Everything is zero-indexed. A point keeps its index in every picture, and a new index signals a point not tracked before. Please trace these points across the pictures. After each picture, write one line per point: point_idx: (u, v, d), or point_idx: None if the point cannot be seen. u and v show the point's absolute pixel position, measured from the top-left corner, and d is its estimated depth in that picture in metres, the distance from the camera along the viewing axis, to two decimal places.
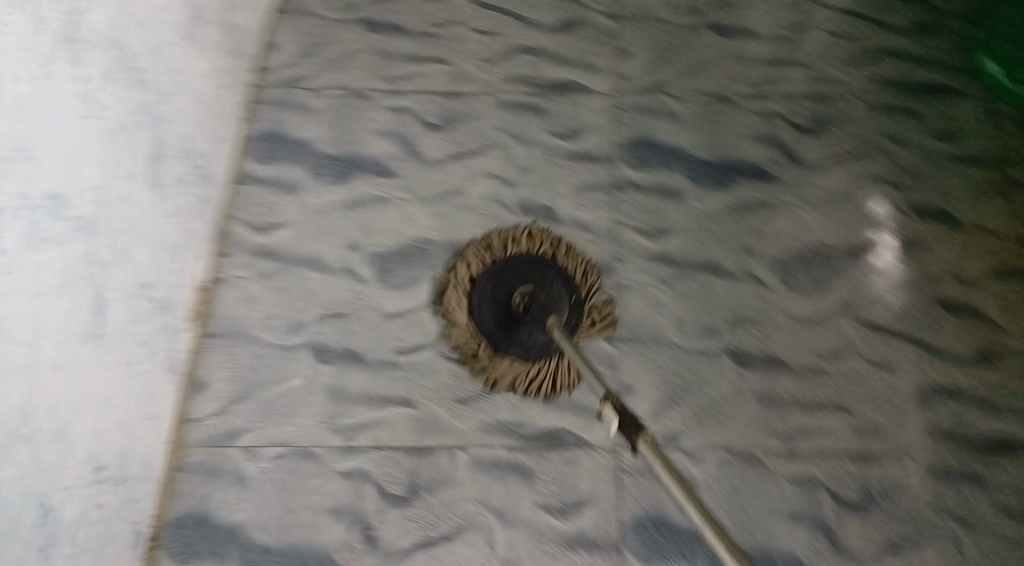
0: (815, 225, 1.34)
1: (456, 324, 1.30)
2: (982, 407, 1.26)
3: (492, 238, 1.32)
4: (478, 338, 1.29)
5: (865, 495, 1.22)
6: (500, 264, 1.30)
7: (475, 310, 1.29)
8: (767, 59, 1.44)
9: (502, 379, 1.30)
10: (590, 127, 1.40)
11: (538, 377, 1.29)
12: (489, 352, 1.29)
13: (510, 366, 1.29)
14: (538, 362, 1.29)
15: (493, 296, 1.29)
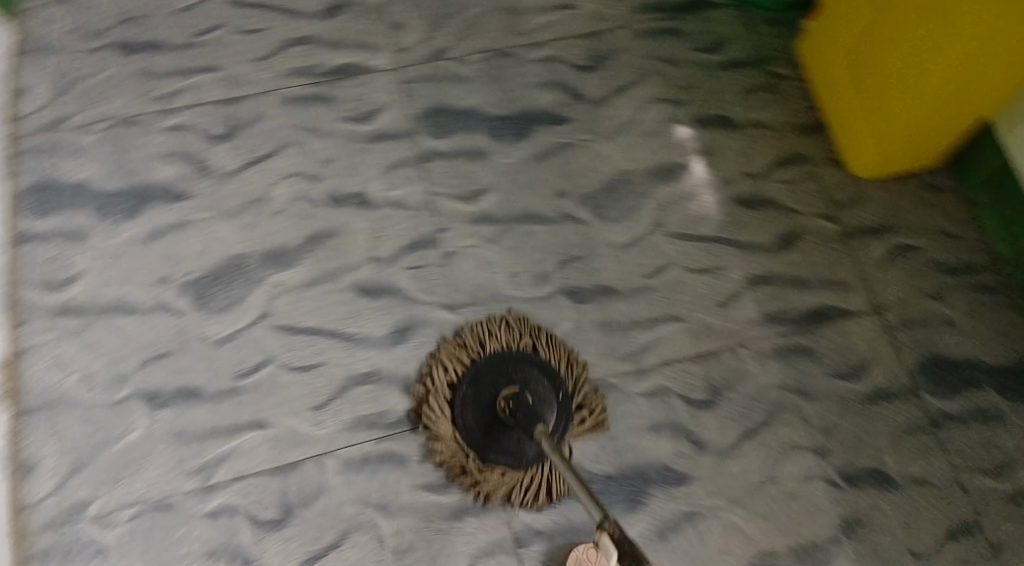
0: (617, 153, 1.39)
1: (438, 436, 1.24)
2: (794, 285, 1.32)
3: (471, 337, 1.27)
4: (464, 447, 1.23)
5: (711, 392, 1.27)
6: (478, 367, 1.25)
7: (459, 415, 1.24)
8: (533, 8, 1.48)
9: (494, 490, 1.23)
10: (383, 106, 1.42)
11: (531, 486, 1.23)
12: (476, 462, 1.23)
13: (501, 475, 1.23)
14: (529, 469, 1.23)
15: (477, 399, 1.23)
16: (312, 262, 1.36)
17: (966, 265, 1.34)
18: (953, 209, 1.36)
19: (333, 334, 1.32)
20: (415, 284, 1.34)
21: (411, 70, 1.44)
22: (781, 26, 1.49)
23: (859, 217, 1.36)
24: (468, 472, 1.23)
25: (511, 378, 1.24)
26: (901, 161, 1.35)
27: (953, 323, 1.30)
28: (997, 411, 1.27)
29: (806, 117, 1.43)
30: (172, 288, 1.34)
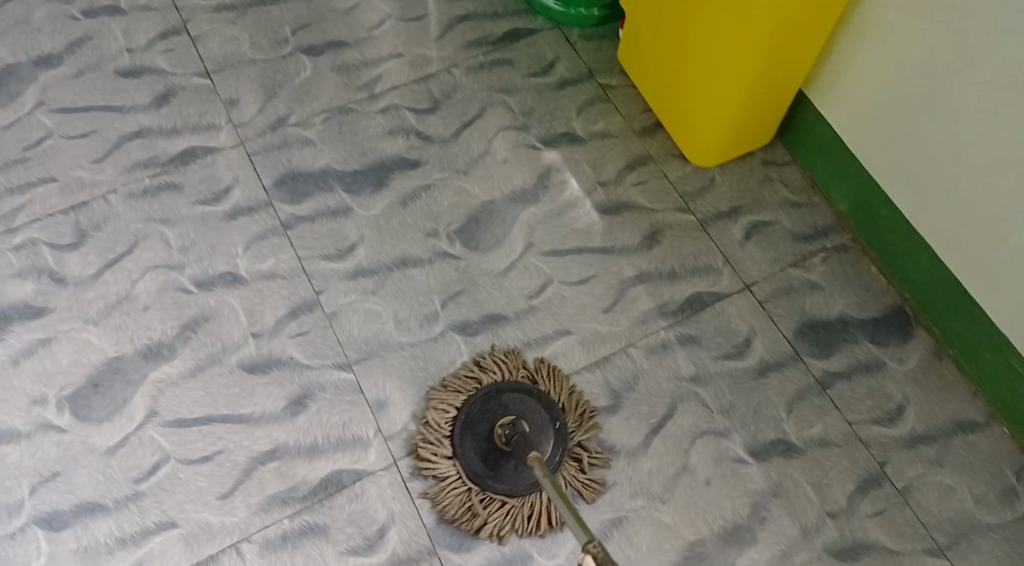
0: (476, 185, 1.42)
1: (439, 475, 1.23)
2: (667, 278, 1.36)
3: (465, 374, 1.28)
4: (465, 482, 1.22)
5: (613, 396, 1.29)
6: (476, 399, 1.26)
7: (458, 449, 1.23)
8: (362, 61, 1.51)
9: (497, 524, 1.21)
10: (232, 182, 1.43)
11: (533, 516, 1.21)
12: (478, 495, 1.22)
13: (501, 507, 1.21)
14: (528, 498, 1.22)
15: (475, 432, 1.24)
16: (191, 351, 1.33)
17: (817, 229, 1.41)
18: (793, 179, 1.44)
19: (228, 418, 1.29)
20: (303, 351, 1.32)
21: (252, 143, 1.46)
22: (599, 39, 1.54)
23: (712, 203, 1.42)
24: (469, 508, 1.22)
25: (509, 409, 1.25)
26: (734, 144, 1.42)
27: (818, 286, 1.37)
28: (877, 361, 1.32)
29: (644, 120, 1.48)
30: (50, 407, 1.29)
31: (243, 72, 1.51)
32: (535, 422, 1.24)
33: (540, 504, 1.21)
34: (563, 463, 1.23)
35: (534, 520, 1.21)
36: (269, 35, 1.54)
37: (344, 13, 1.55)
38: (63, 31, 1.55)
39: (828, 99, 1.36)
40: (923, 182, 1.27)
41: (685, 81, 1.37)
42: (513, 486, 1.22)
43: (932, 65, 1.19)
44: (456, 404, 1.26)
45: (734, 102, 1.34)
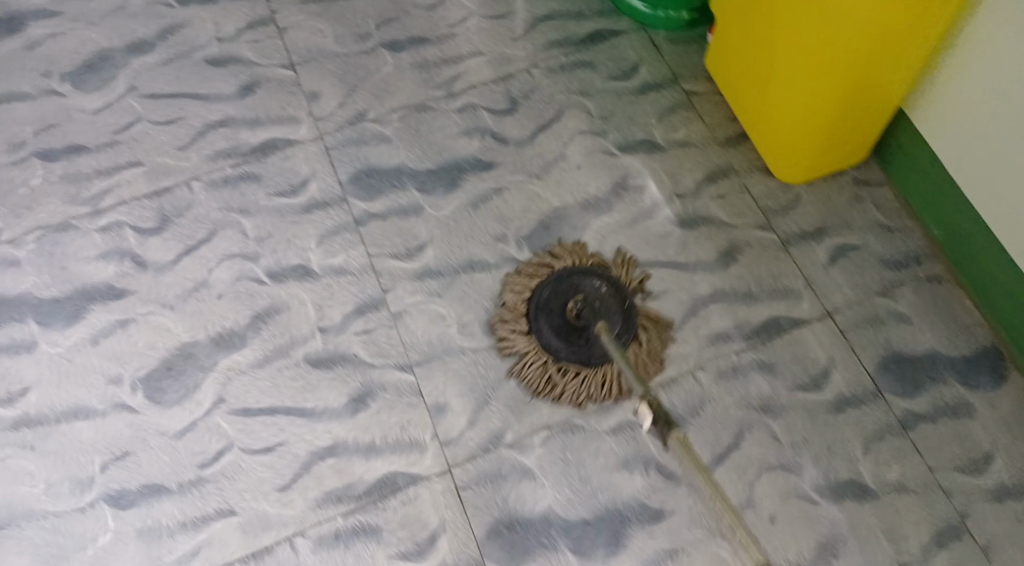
0: (549, 191, 1.40)
1: (517, 348, 1.29)
2: (742, 299, 1.31)
3: (538, 261, 1.34)
4: (541, 353, 1.28)
5: (677, 419, 1.25)
6: (550, 281, 1.32)
7: (534, 326, 1.30)
8: (442, 58, 1.51)
9: (574, 392, 1.27)
10: (310, 175, 1.44)
11: (606, 384, 1.27)
12: (555, 366, 1.27)
13: (576, 376, 1.27)
14: (603, 367, 1.27)
15: (549, 310, 1.30)
16: (261, 342, 1.34)
17: (908, 255, 1.33)
18: (885, 200, 1.37)
19: (291, 411, 1.29)
20: (367, 350, 1.32)
21: (331, 136, 1.47)
22: (686, 42, 1.51)
23: (796, 221, 1.36)
24: (547, 376, 1.27)
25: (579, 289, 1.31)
26: (825, 159, 1.36)
27: (906, 318, 1.29)
28: (966, 403, 1.24)
29: (728, 130, 1.44)
30: (124, 387, 1.33)
31: (324, 65, 1.53)
32: (605, 301, 1.30)
33: (612, 371, 1.27)
34: (634, 337, 1.28)
35: (609, 387, 1.26)
36: (352, 28, 1.55)
37: (427, 9, 1.56)
38: (156, 18, 1.60)
39: (930, 115, 1.28)
40: None
41: (777, 90, 1.31)
42: (586, 357, 1.28)
43: None
44: (530, 286, 1.32)
45: (822, 127, 1.30)
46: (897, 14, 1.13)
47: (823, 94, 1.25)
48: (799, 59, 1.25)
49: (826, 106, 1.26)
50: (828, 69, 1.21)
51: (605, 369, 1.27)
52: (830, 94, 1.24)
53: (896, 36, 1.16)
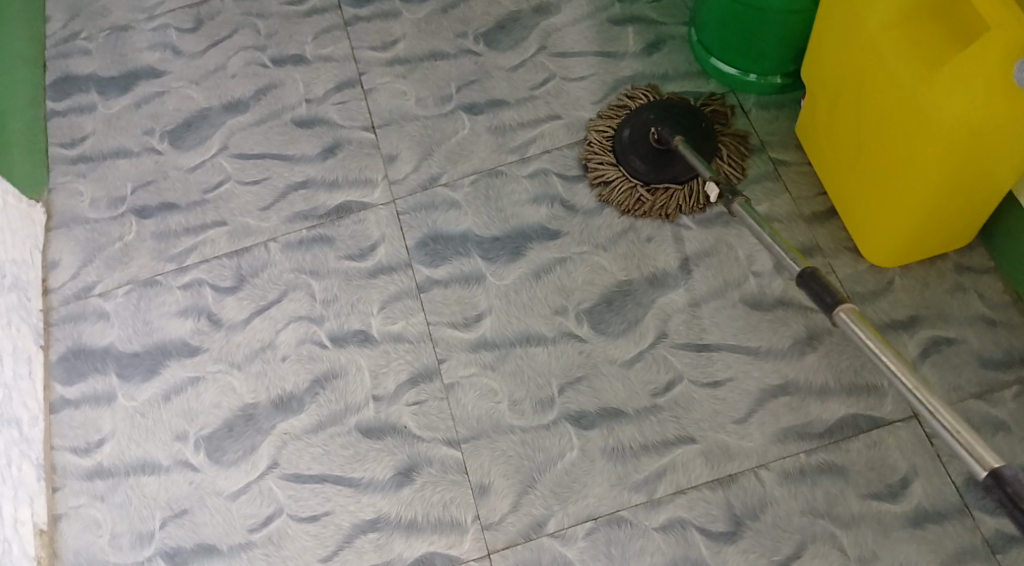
0: (614, 263, 1.34)
1: (608, 177, 1.38)
2: (817, 394, 1.21)
3: (618, 105, 1.43)
4: (630, 180, 1.37)
5: (731, 520, 1.16)
6: (629, 117, 1.40)
7: (621, 159, 1.37)
8: (521, 123, 1.47)
9: (665, 207, 1.35)
10: (379, 239, 1.43)
11: (693, 194, 1.34)
12: (645, 189, 1.36)
13: (665, 192, 1.35)
14: (689, 182, 1.35)
15: (632, 144, 1.37)
16: (317, 407, 1.33)
17: (1012, 354, 1.18)
18: (989, 289, 1.22)
19: (339, 480, 1.28)
20: (417, 422, 1.29)
21: (403, 201, 1.46)
22: (777, 108, 1.40)
23: (885, 309, 1.23)
24: (636, 199, 1.36)
25: (660, 118, 1.38)
26: (921, 245, 1.21)
27: (1004, 426, 1.14)
28: None
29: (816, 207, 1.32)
30: (188, 445, 1.35)
31: (407, 128, 1.52)
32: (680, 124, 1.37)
33: (697, 183, 1.34)
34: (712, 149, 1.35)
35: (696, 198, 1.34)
36: (436, 92, 1.54)
37: (509, 70, 1.52)
38: (252, 78, 1.62)
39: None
40: None
41: (870, 177, 1.18)
42: (672, 175, 1.35)
43: None
44: (614, 127, 1.41)
45: (915, 213, 1.15)
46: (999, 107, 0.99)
47: (920, 187, 1.11)
48: (893, 147, 1.12)
49: (918, 198, 1.12)
50: (921, 151, 1.08)
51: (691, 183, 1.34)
52: (929, 189, 1.11)
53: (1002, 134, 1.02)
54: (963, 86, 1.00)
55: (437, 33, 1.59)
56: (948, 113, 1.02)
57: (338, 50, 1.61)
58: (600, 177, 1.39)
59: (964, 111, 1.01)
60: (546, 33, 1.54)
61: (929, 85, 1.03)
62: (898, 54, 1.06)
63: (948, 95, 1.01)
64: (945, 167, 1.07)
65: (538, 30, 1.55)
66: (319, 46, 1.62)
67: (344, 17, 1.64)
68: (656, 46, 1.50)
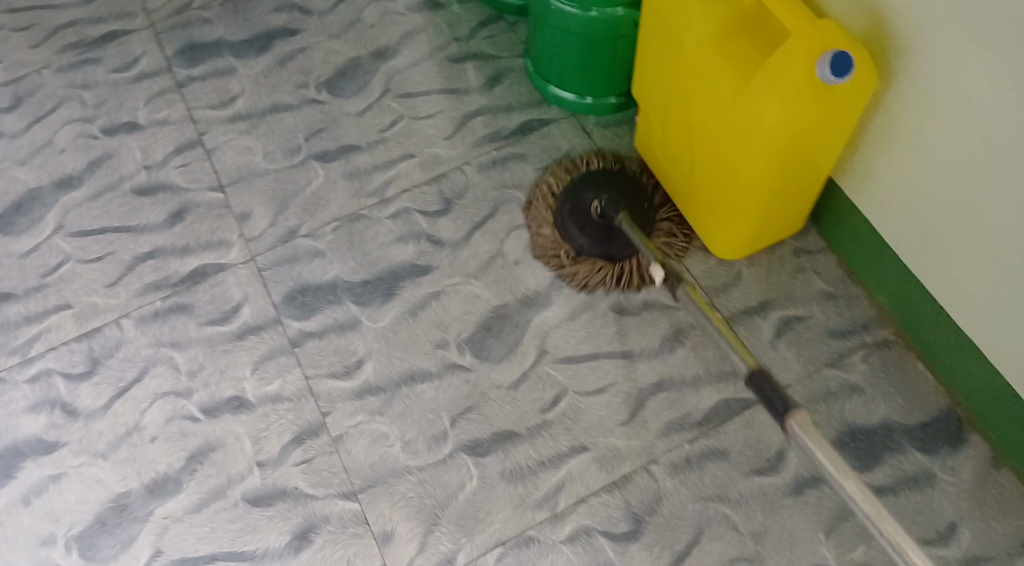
0: (486, 289, 1.34)
1: (540, 235, 1.35)
2: (690, 385, 1.25)
3: (574, 163, 1.40)
4: (564, 246, 1.33)
5: (631, 518, 1.18)
6: (578, 180, 1.36)
7: (559, 221, 1.34)
8: (373, 165, 1.44)
9: (589, 277, 1.32)
10: (242, 300, 1.39)
11: (622, 274, 1.32)
12: (572, 255, 1.33)
13: (593, 264, 1.32)
14: (622, 260, 1.31)
15: (574, 210, 1.34)
16: (196, 484, 1.29)
17: (854, 324, 1.24)
18: (827, 267, 1.28)
19: (231, 556, 1.24)
20: (307, 481, 1.28)
21: (262, 257, 1.41)
22: (616, 126, 1.44)
23: (738, 298, 1.28)
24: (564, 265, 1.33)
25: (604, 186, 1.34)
26: (760, 235, 1.27)
27: (858, 388, 1.20)
28: (926, 472, 1.15)
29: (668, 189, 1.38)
30: (57, 547, 1.27)
31: (255, 184, 1.46)
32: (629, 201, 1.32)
33: (630, 266, 1.31)
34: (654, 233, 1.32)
35: (623, 279, 1.32)
36: (282, 143, 1.48)
37: (355, 116, 1.48)
38: (83, 151, 1.52)
39: (865, 192, 1.19)
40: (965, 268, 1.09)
41: (705, 178, 1.24)
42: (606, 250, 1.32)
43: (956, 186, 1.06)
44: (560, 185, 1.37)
45: (751, 206, 1.21)
46: (808, 105, 1.07)
47: (753, 184, 1.18)
48: (716, 149, 1.19)
49: (755, 193, 1.19)
50: (749, 152, 1.14)
51: (623, 263, 1.31)
52: (750, 185, 1.18)
53: (816, 126, 1.11)
54: (757, 95, 1.08)
55: (277, 86, 1.53)
56: (759, 116, 1.09)
57: (173, 112, 1.54)
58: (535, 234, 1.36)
59: (779, 113, 1.08)
60: (387, 77, 1.52)
61: (744, 94, 1.10)
62: (712, 66, 1.13)
63: (755, 100, 1.08)
64: (773, 163, 1.15)
65: (381, 73, 1.52)
66: (154, 110, 1.54)
67: (176, 78, 1.57)
68: (497, 78, 1.50)
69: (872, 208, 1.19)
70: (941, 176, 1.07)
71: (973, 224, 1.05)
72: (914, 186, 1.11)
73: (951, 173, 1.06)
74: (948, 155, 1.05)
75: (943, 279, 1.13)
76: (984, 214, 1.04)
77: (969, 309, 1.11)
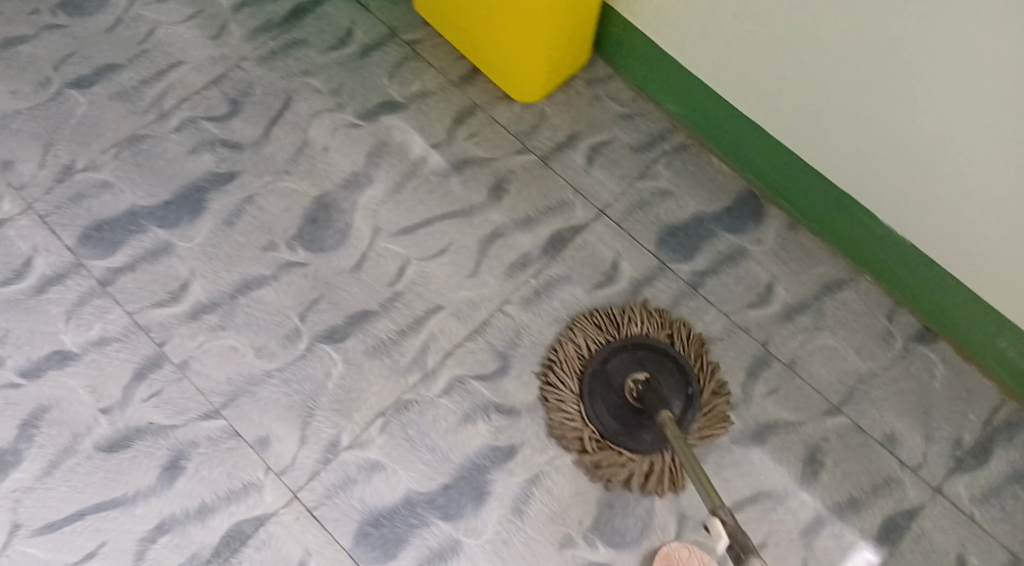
0: (299, 181, 1.32)
1: (558, 411, 1.21)
2: (522, 225, 1.30)
3: (603, 320, 1.24)
4: (587, 427, 1.20)
5: (498, 354, 1.25)
6: (610, 351, 1.22)
7: (585, 394, 1.21)
8: (142, 81, 1.36)
9: (611, 468, 1.19)
10: (32, 252, 1.28)
11: (653, 474, 1.19)
12: (598, 439, 1.19)
13: (622, 457, 1.19)
14: (652, 456, 1.19)
15: (606, 384, 1.21)
16: (39, 450, 1.20)
17: (651, 136, 1.36)
18: (618, 91, 1.39)
19: (102, 507, 1.18)
20: (161, 414, 1.22)
21: (42, 202, 1.30)
22: None
23: (547, 137, 1.35)
24: (584, 448, 1.19)
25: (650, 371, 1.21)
26: (554, 73, 1.34)
27: (667, 192, 1.33)
28: (738, 248, 1.30)
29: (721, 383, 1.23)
30: None
31: (11, 126, 1.33)
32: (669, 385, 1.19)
33: (663, 463, 1.19)
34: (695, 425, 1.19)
35: (653, 477, 1.19)
36: (29, 77, 1.36)
37: (105, 33, 1.39)
38: None
39: (662, 21, 1.28)
40: (858, 154, 1.18)
41: (495, 29, 1.28)
42: (634, 442, 1.19)
43: (862, 96, 1.12)
44: (586, 349, 1.23)
45: (540, 49, 1.27)
46: None
47: (537, 29, 1.23)
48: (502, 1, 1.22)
49: (540, 37, 1.24)
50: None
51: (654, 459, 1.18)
52: (537, 30, 1.23)
53: None
54: None
55: (4, 17, 1.39)
56: None
57: None
58: (550, 408, 1.21)
59: None
60: None
61: None
62: None
63: None
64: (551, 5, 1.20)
65: None
66: None
67: None
68: None
69: (660, 30, 1.29)
70: (846, 89, 1.13)
71: (881, 130, 1.14)
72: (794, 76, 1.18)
73: (862, 87, 1.12)
74: (861, 75, 1.11)
75: (750, 95, 1.25)
76: (891, 122, 1.12)
77: (819, 153, 1.23)
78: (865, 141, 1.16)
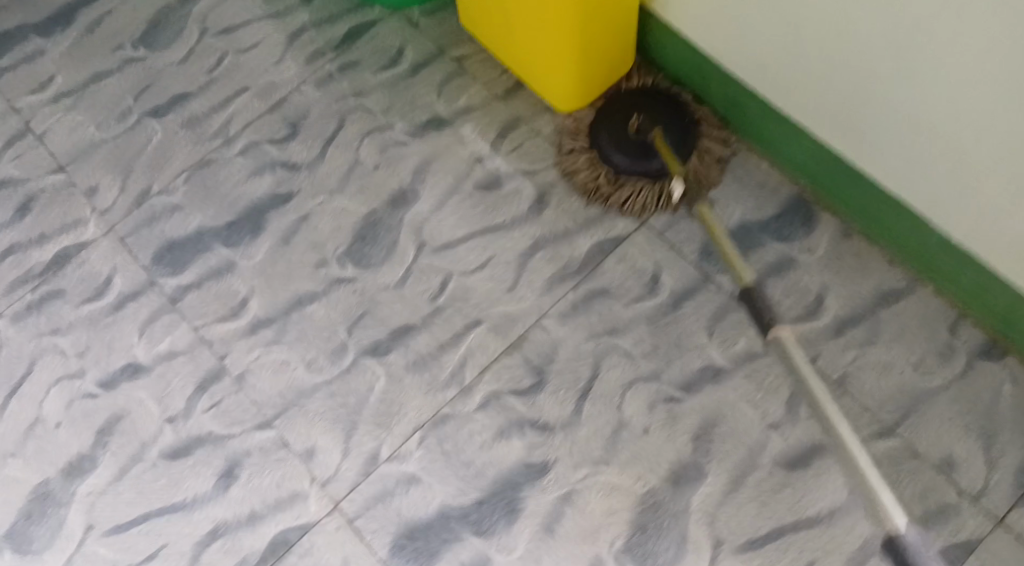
0: (350, 199, 1.37)
1: (573, 163, 1.32)
2: (563, 238, 1.30)
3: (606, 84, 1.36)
4: (599, 167, 1.30)
5: (535, 370, 1.24)
6: (612, 101, 1.33)
7: (593, 142, 1.32)
8: (211, 108, 1.46)
9: (626, 200, 1.29)
10: (111, 272, 1.38)
11: (663, 195, 1.28)
12: (610, 176, 1.30)
13: (633, 188, 1.29)
14: (660, 181, 1.28)
15: (610, 126, 1.31)
16: (112, 455, 1.28)
17: None
18: None
19: (164, 510, 1.24)
20: (218, 423, 1.28)
21: (121, 225, 1.40)
22: (440, 11, 1.49)
23: None
24: (602, 188, 1.30)
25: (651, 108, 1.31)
26: (597, 86, 1.34)
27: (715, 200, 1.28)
28: (791, 258, 1.24)
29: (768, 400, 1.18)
30: None
31: (97, 155, 1.45)
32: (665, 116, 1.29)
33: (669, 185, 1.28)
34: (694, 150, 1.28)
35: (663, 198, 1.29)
36: (113, 109, 1.48)
37: (177, 66, 1.50)
38: None
39: (713, 39, 1.24)
40: (923, 178, 1.10)
41: (532, 48, 1.29)
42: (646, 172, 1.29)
43: (933, 122, 1.05)
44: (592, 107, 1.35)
45: (575, 68, 1.27)
46: None
47: (566, 50, 1.24)
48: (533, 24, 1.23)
49: (572, 57, 1.25)
50: (553, 21, 1.19)
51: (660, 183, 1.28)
52: (567, 50, 1.24)
53: None
54: None
55: (92, 55, 1.53)
56: None
57: None
58: (568, 161, 1.33)
59: None
60: (201, 19, 1.54)
61: None
62: None
63: None
64: (576, 26, 1.20)
65: (193, 16, 1.54)
66: None
67: None
68: None
69: (713, 47, 1.25)
70: (918, 114, 1.05)
71: (951, 160, 1.06)
72: (861, 97, 1.10)
73: (935, 114, 1.04)
74: (938, 104, 1.03)
75: (808, 115, 1.19)
76: (962, 153, 1.04)
77: (881, 175, 1.15)
78: (931, 167, 1.08)
